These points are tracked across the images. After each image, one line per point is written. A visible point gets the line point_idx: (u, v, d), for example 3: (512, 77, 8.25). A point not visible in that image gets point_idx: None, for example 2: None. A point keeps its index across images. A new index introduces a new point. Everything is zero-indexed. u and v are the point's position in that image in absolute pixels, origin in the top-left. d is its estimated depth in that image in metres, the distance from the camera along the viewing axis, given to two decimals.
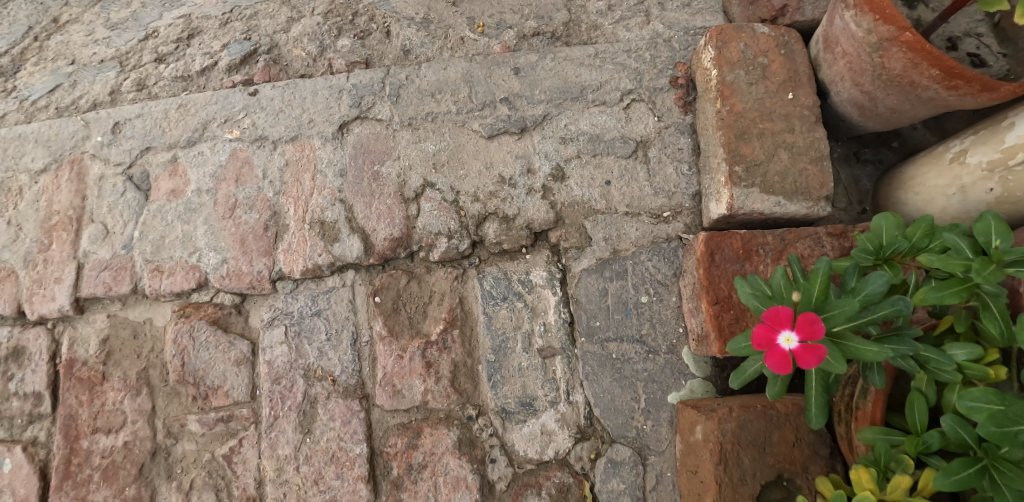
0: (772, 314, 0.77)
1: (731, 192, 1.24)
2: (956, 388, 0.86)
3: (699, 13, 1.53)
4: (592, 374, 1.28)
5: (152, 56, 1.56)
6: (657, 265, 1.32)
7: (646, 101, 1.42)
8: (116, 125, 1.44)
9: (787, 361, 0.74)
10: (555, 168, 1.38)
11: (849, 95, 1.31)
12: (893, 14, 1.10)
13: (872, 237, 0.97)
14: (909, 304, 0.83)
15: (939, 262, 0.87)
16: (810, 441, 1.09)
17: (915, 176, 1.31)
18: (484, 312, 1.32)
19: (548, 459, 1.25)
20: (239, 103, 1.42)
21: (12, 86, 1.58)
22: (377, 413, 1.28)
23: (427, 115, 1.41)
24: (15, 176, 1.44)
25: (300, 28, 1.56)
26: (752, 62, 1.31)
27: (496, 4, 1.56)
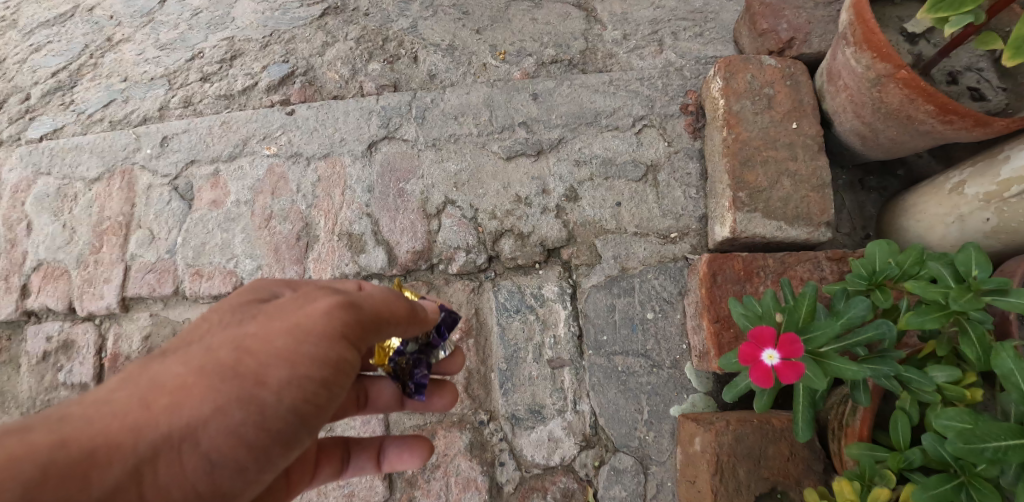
0: (757, 334, 0.86)
1: (735, 216, 1.31)
2: (937, 408, 0.91)
3: (710, 43, 1.62)
4: (599, 385, 1.34)
5: (198, 75, 1.68)
6: (663, 283, 1.39)
7: (656, 127, 1.51)
8: (164, 139, 1.57)
9: (769, 376, 0.83)
10: (568, 190, 1.46)
11: (851, 126, 1.37)
12: (889, 52, 1.16)
13: (865, 263, 1.04)
14: (891, 328, 0.89)
15: (920, 289, 0.94)
16: (804, 456, 1.14)
17: (916, 204, 1.35)
18: (498, 323, 1.40)
19: (555, 464, 1.31)
20: (277, 121, 1.55)
21: (69, 100, 1.71)
22: (394, 414, 1.36)
23: (450, 136, 1.51)
24: (71, 183, 1.57)
25: (334, 52, 1.68)
26: (758, 92, 1.39)
27: (517, 33, 1.67)
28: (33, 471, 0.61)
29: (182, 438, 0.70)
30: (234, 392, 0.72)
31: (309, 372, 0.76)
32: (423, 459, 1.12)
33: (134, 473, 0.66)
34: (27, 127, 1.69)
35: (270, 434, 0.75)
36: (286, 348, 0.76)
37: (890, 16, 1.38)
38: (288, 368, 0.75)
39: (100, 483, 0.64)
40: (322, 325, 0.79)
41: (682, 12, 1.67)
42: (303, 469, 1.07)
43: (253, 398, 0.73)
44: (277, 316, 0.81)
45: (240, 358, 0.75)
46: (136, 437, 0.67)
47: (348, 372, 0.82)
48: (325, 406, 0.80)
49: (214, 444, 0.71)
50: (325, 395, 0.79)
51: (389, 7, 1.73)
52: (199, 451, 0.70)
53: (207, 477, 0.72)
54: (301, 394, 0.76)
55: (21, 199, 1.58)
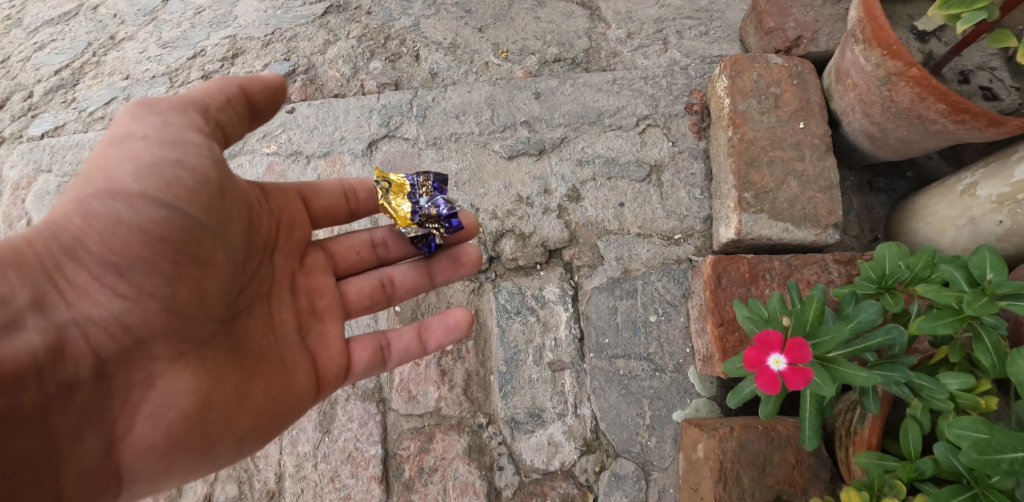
0: (763, 338, 0.84)
1: (740, 217, 1.28)
2: (949, 416, 0.88)
3: (716, 42, 1.60)
4: (600, 389, 1.32)
5: (199, 73, 1.67)
6: (666, 285, 1.36)
7: (660, 126, 1.49)
8: None
9: (776, 382, 0.81)
10: (571, 189, 1.44)
11: (860, 126, 1.34)
12: (899, 50, 1.13)
13: (874, 266, 1.01)
14: (902, 334, 0.86)
15: (933, 292, 0.91)
16: (811, 464, 1.10)
17: (926, 206, 1.31)
18: (498, 325, 1.38)
19: (554, 469, 1.28)
20: (277, 119, 1.55)
21: (71, 97, 1.71)
22: (392, 417, 1.34)
23: (451, 135, 1.50)
24: (71, 181, 1.57)
25: (336, 51, 1.67)
26: (764, 92, 1.36)
27: (520, 31, 1.65)
28: None
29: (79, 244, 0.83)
30: (106, 195, 0.84)
31: (168, 165, 0.86)
32: (466, 327, 1.17)
33: (46, 276, 0.82)
34: (29, 124, 1.69)
35: (165, 228, 0.86)
36: (124, 151, 0.86)
37: (900, 14, 1.35)
38: (146, 140, 0.87)
39: (20, 280, 0.80)
40: (157, 129, 0.88)
41: (688, 10, 1.65)
42: (333, 354, 1.10)
43: (118, 194, 0.84)
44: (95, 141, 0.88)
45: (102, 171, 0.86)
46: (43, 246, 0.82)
47: (214, 163, 0.91)
48: (204, 192, 0.90)
49: (112, 241, 0.83)
50: (196, 176, 0.88)
51: (391, 5, 1.72)
52: (101, 251, 0.83)
53: (120, 271, 0.84)
54: (168, 181, 0.86)
55: (22, 195, 1.58)
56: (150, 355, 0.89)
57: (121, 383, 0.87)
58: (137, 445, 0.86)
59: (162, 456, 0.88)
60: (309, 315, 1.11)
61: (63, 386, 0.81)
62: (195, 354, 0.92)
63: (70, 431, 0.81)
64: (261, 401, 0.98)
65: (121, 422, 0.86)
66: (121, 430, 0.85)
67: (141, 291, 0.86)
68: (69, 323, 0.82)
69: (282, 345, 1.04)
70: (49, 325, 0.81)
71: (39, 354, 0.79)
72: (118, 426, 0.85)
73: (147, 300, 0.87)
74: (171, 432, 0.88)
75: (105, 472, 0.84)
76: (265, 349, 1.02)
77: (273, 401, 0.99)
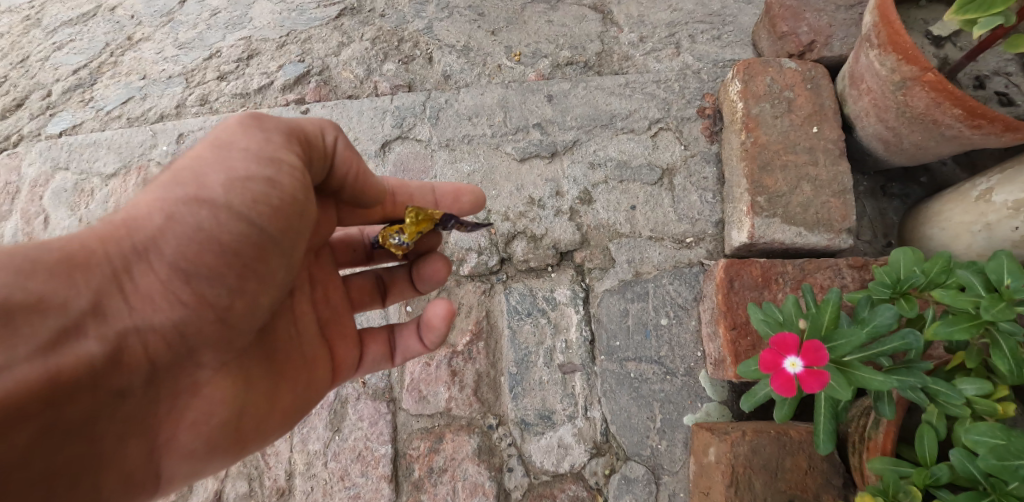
0: (779, 340, 0.84)
1: (753, 221, 1.28)
2: (965, 422, 0.87)
3: (729, 46, 1.60)
4: (610, 392, 1.31)
5: (214, 74, 1.69)
6: (678, 289, 1.36)
7: (673, 130, 1.49)
8: (180, 136, 1.59)
9: (792, 385, 0.82)
10: (583, 192, 1.44)
11: (874, 130, 1.33)
12: (914, 54, 1.13)
13: (889, 270, 1.00)
14: (918, 339, 0.86)
15: (949, 298, 0.90)
16: (823, 470, 1.09)
17: (940, 212, 1.30)
18: (509, 326, 1.38)
19: (564, 471, 1.28)
20: (292, 120, 1.57)
21: (89, 97, 1.73)
22: (402, 416, 1.35)
23: (464, 137, 1.51)
24: (88, 178, 1.59)
25: (350, 52, 1.68)
26: (778, 96, 1.36)
27: (533, 35, 1.66)
28: (20, 264, 0.70)
29: (162, 243, 0.76)
30: (186, 197, 0.76)
31: (253, 179, 0.78)
32: (446, 323, 1.08)
33: (114, 280, 0.75)
34: (47, 122, 1.71)
35: (249, 243, 0.79)
36: (223, 160, 0.78)
37: (915, 19, 1.35)
38: (225, 148, 0.79)
39: (84, 282, 0.73)
40: (260, 144, 0.81)
41: (700, 14, 1.65)
42: (347, 343, 1.10)
43: (196, 201, 0.76)
44: (209, 139, 0.81)
45: (179, 172, 0.79)
46: (110, 246, 0.75)
47: (303, 183, 0.83)
48: (287, 207, 0.81)
49: (184, 246, 0.76)
50: (277, 196, 0.80)
51: (405, 8, 1.74)
52: (177, 262, 0.76)
53: (194, 286, 0.78)
54: (254, 197, 0.78)
55: (40, 192, 1.60)
56: (198, 365, 0.85)
57: (165, 392, 0.84)
58: (177, 449, 0.87)
59: (198, 455, 0.89)
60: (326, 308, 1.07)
61: (114, 394, 0.78)
62: (236, 363, 0.90)
63: (114, 437, 0.80)
64: (288, 401, 0.98)
65: (162, 427, 0.84)
66: (162, 434, 0.85)
67: (204, 301, 0.79)
68: (130, 333, 0.76)
69: (306, 342, 1.01)
70: (113, 336, 0.75)
71: (96, 364, 0.74)
72: (161, 429, 0.85)
73: (212, 317, 0.81)
74: (210, 437, 0.89)
75: (140, 472, 0.84)
76: (293, 350, 0.99)
77: (299, 400, 1.01)
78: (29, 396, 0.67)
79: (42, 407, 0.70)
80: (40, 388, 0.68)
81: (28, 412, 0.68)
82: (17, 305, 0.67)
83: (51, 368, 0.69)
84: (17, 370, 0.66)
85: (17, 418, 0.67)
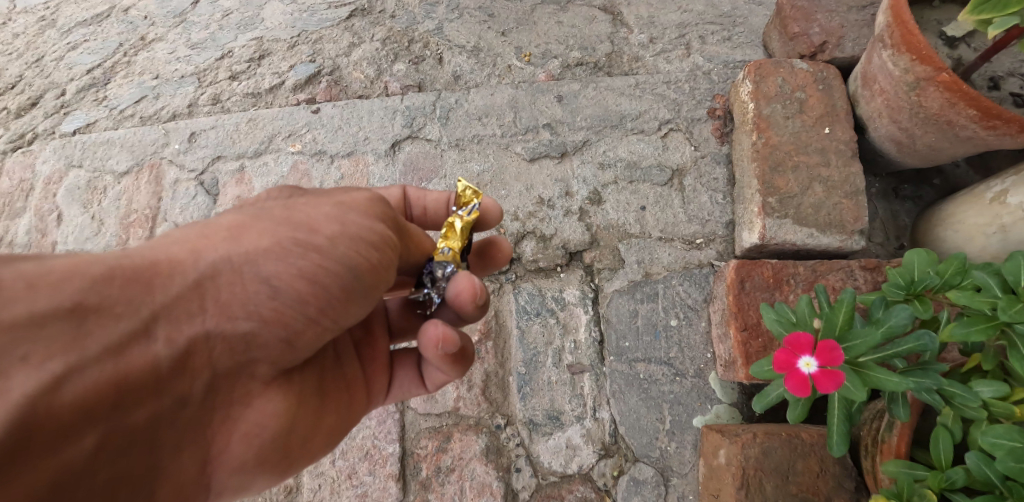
0: (793, 340, 0.84)
1: (764, 221, 1.27)
2: (982, 425, 0.86)
3: (739, 47, 1.59)
4: (619, 393, 1.30)
5: (226, 74, 1.70)
6: (688, 290, 1.35)
7: (683, 130, 1.48)
8: (192, 135, 1.60)
9: (806, 385, 0.81)
10: (592, 192, 1.44)
11: (887, 132, 1.32)
12: (929, 54, 1.12)
13: (902, 272, 0.99)
14: (934, 340, 0.85)
15: (965, 298, 0.89)
16: (835, 473, 1.08)
17: (954, 214, 1.29)
18: (518, 326, 1.37)
19: (572, 472, 1.27)
20: (303, 119, 1.57)
21: (102, 96, 1.74)
22: (410, 415, 1.35)
23: (474, 137, 1.51)
24: (101, 176, 1.61)
25: (360, 53, 1.69)
26: (789, 96, 1.36)
27: (543, 35, 1.66)
28: (98, 271, 0.62)
29: (240, 260, 0.70)
30: (288, 233, 0.74)
31: (360, 237, 0.77)
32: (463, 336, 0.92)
33: (193, 286, 0.67)
34: (61, 121, 1.72)
35: (332, 280, 0.75)
36: (333, 212, 0.78)
37: (929, 19, 1.34)
38: (335, 208, 0.80)
39: (162, 290, 0.65)
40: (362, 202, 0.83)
41: (710, 16, 1.65)
42: (377, 372, 1.04)
43: (303, 241, 0.74)
44: (324, 195, 0.83)
45: (289, 214, 0.77)
46: (193, 255, 0.69)
47: (395, 252, 0.84)
48: (379, 265, 0.80)
49: (275, 272, 0.71)
50: (377, 254, 0.80)
51: (415, 9, 1.74)
52: (256, 272, 0.71)
53: (271, 301, 0.71)
54: (351, 247, 0.77)
55: (53, 190, 1.61)
56: (254, 374, 0.78)
57: (223, 399, 0.76)
58: (230, 460, 0.81)
59: (247, 468, 0.83)
60: (362, 332, 1.04)
61: (176, 401, 0.69)
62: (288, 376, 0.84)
63: (171, 447, 0.72)
64: (333, 422, 0.93)
65: (217, 437, 0.78)
66: (215, 443, 0.78)
67: (281, 323, 0.73)
68: (201, 342, 0.68)
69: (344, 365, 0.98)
70: (183, 343, 0.67)
71: (162, 369, 0.66)
72: (215, 438, 0.78)
73: (282, 339, 0.75)
74: (260, 448, 0.82)
75: (191, 484, 0.78)
76: (331, 366, 0.94)
77: (344, 420, 0.96)
78: (95, 403, 0.60)
79: (107, 412, 0.61)
80: (105, 393, 0.60)
81: (93, 417, 0.60)
82: (91, 306, 0.60)
83: (118, 372, 0.61)
84: (87, 374, 0.59)
85: (79, 427, 0.59)
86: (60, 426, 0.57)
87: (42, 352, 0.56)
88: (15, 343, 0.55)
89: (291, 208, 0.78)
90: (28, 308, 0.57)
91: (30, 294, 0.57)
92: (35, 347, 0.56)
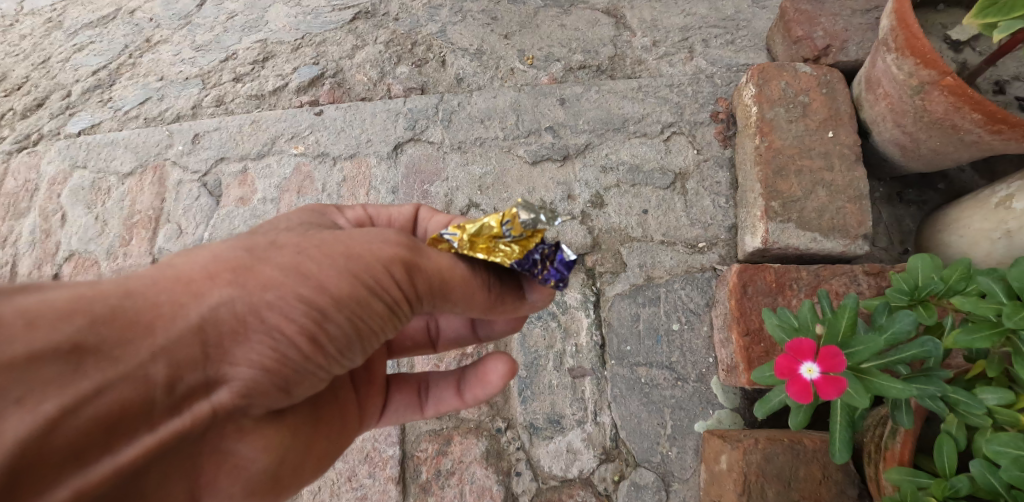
0: (796, 346, 0.83)
1: (767, 226, 1.26)
2: (987, 433, 0.85)
3: (743, 50, 1.59)
4: (620, 397, 1.30)
5: (231, 76, 1.71)
6: (689, 294, 1.35)
7: (686, 134, 1.48)
8: (196, 136, 1.61)
9: (808, 391, 0.80)
10: (594, 196, 1.44)
11: (891, 136, 1.31)
12: (933, 58, 1.11)
13: (906, 278, 0.99)
14: (938, 346, 0.84)
15: (971, 304, 0.88)
16: (838, 480, 1.07)
17: (959, 219, 1.27)
18: (519, 329, 1.37)
19: (572, 477, 1.26)
20: (305, 121, 1.58)
21: (108, 97, 1.75)
22: (411, 418, 1.34)
23: (476, 140, 1.51)
24: (105, 177, 1.61)
25: (363, 55, 1.69)
26: (793, 100, 1.35)
27: (546, 38, 1.66)
28: (99, 310, 0.58)
29: (245, 308, 0.65)
30: (297, 286, 0.67)
31: (367, 299, 0.72)
32: (507, 378, 0.95)
33: (195, 330, 0.62)
34: (66, 122, 1.73)
35: (331, 335, 0.71)
36: (346, 262, 0.71)
37: (933, 23, 1.33)
38: (349, 261, 0.72)
39: (163, 331, 0.60)
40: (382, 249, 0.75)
41: (714, 19, 1.64)
42: (373, 394, 1.01)
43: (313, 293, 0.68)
44: (343, 236, 0.75)
45: (302, 259, 0.70)
46: (197, 295, 0.63)
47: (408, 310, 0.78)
48: (380, 327, 0.76)
49: (280, 324, 0.66)
50: (381, 318, 0.75)
51: (419, 12, 1.75)
52: (261, 323, 0.65)
53: (272, 352, 0.66)
54: (355, 311, 0.72)
55: (58, 190, 1.62)
56: (248, 411, 0.72)
57: (216, 433, 0.70)
58: (218, 491, 0.76)
59: (235, 499, 0.78)
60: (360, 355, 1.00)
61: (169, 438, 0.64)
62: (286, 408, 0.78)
63: (159, 483, 0.67)
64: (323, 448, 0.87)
65: (206, 469, 0.72)
66: (205, 476, 0.73)
67: (281, 373, 0.68)
68: (201, 387, 0.64)
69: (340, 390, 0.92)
70: (182, 388, 0.62)
71: (156, 409, 0.61)
72: (204, 469, 0.72)
73: (281, 385, 0.70)
74: (250, 480, 0.77)
75: None
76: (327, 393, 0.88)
77: (334, 447, 0.90)
78: (87, 445, 0.56)
79: (99, 454, 0.57)
80: (97, 435, 0.56)
81: (85, 460, 0.56)
82: (90, 347, 0.56)
83: (115, 413, 0.57)
84: (82, 413, 0.55)
85: (69, 469, 0.55)
86: (50, 470, 0.54)
87: (38, 395, 0.53)
88: (11, 384, 0.52)
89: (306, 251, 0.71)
90: (25, 347, 0.53)
91: (27, 333, 0.54)
92: (30, 390, 0.53)
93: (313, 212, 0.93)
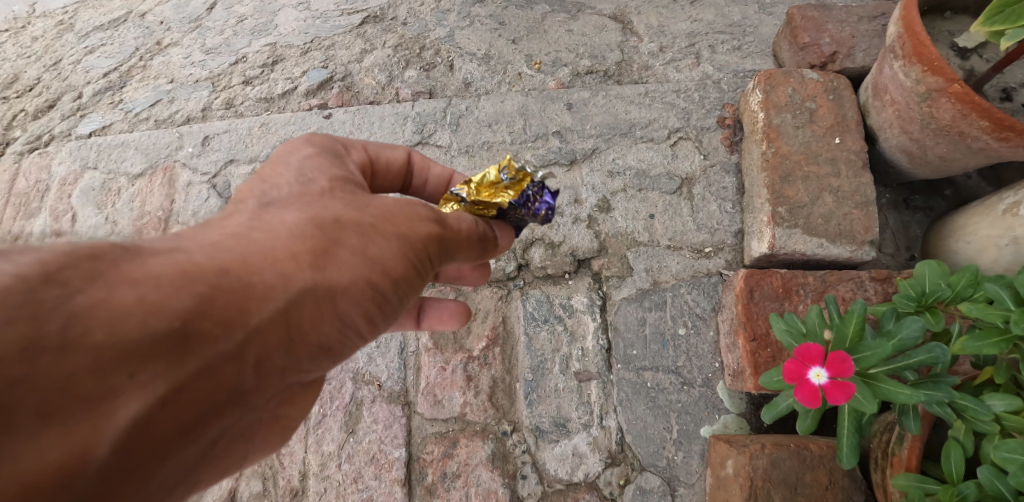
0: (803, 351, 0.83)
1: (774, 231, 1.27)
2: (994, 439, 0.85)
3: (749, 57, 1.59)
4: (626, 400, 1.30)
5: (240, 78, 1.72)
6: (696, 299, 1.35)
7: (692, 139, 1.48)
8: (206, 138, 1.62)
9: (817, 396, 0.81)
10: (601, 200, 1.45)
11: (898, 142, 1.32)
12: (941, 65, 1.12)
13: (913, 284, 0.99)
14: (946, 352, 0.84)
15: (978, 311, 0.89)
16: (845, 486, 1.07)
17: (966, 225, 1.28)
18: (525, 333, 1.37)
19: (578, 480, 1.26)
20: (314, 124, 1.59)
21: (118, 99, 1.77)
22: (417, 420, 1.35)
23: (483, 144, 1.52)
24: (115, 178, 1.63)
25: (372, 59, 1.70)
26: (799, 106, 1.36)
27: (553, 44, 1.67)
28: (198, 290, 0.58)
29: (325, 293, 0.68)
30: (366, 273, 0.71)
31: (415, 283, 0.77)
32: (462, 321, 1.13)
33: (285, 312, 0.64)
34: (77, 123, 1.75)
35: (384, 314, 0.76)
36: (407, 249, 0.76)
37: (940, 30, 1.33)
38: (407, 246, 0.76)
39: (259, 313, 0.62)
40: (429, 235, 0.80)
41: (720, 25, 1.65)
42: None
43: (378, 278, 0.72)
44: (391, 215, 0.78)
45: (366, 243, 0.73)
46: (283, 280, 0.65)
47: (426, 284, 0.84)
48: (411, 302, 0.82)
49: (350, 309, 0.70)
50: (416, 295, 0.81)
51: (426, 17, 1.76)
52: (334, 307, 0.69)
53: (338, 332, 0.71)
54: (405, 291, 0.77)
55: (68, 191, 1.63)
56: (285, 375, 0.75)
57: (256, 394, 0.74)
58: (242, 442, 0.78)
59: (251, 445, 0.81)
60: None
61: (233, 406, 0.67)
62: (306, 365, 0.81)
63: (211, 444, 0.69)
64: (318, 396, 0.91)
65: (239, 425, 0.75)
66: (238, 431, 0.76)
67: (336, 348, 0.73)
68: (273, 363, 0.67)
69: None
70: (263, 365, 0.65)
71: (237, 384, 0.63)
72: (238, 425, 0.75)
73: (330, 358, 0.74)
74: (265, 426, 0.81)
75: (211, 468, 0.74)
76: None
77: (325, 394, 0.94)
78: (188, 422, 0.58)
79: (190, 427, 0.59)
80: (202, 410, 0.59)
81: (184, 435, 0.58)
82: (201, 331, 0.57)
83: (215, 391, 0.59)
84: (189, 394, 0.57)
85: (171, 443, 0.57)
86: (158, 443, 0.56)
87: (151, 377, 0.54)
88: (125, 366, 0.52)
89: (367, 235, 0.74)
90: (141, 329, 0.53)
91: (138, 313, 0.54)
92: (144, 371, 0.53)
93: (324, 147, 0.88)
